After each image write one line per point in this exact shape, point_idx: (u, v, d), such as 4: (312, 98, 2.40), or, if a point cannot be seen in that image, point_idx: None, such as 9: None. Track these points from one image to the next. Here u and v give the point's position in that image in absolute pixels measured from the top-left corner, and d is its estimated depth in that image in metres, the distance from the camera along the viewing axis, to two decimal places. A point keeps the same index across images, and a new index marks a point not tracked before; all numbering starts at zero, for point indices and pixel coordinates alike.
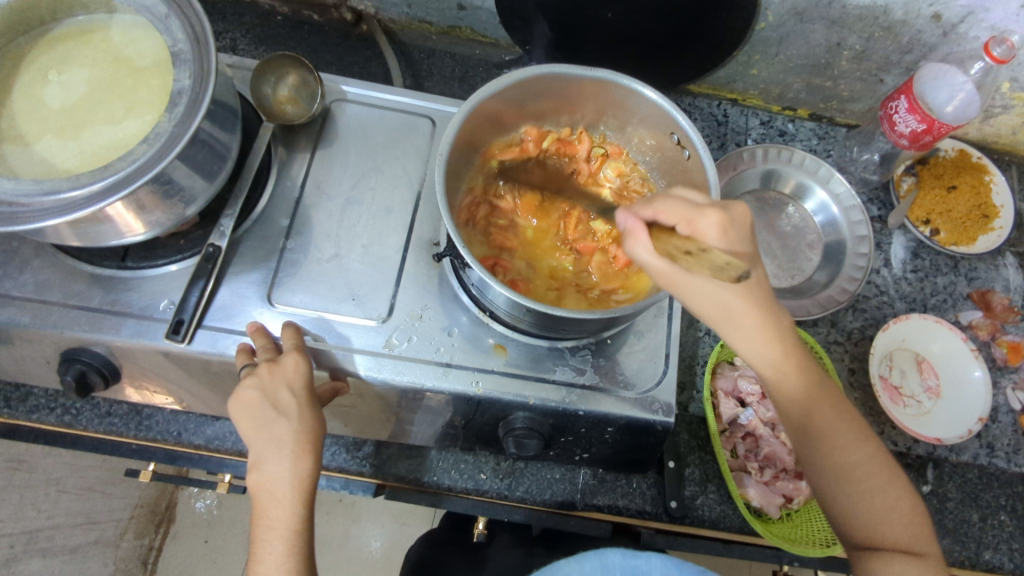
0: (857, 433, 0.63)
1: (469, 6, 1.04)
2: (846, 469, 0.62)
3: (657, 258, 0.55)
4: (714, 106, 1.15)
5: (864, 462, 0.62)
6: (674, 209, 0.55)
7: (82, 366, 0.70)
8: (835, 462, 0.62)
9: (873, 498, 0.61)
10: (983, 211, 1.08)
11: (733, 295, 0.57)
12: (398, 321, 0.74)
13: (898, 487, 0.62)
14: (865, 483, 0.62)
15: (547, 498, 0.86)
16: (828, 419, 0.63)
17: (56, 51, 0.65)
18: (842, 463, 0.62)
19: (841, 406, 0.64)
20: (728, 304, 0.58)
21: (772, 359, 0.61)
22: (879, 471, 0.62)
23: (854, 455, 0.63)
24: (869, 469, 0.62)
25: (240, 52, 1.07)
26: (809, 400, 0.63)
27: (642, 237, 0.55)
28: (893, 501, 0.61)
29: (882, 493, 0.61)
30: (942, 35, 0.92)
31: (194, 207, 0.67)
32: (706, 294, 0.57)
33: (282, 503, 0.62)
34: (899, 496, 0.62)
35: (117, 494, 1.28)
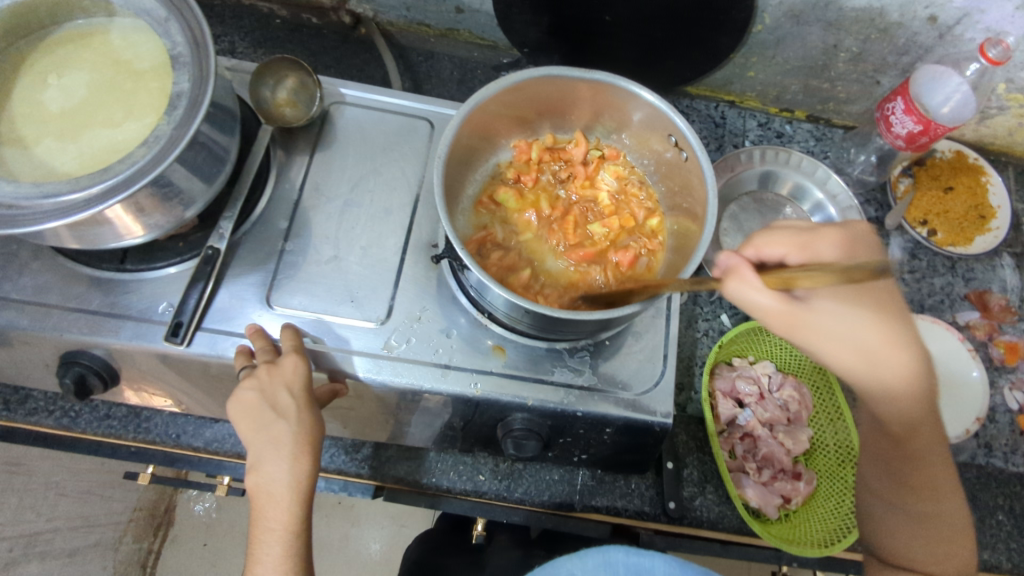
0: (948, 476, 0.73)
1: (467, 8, 1.04)
2: (926, 509, 0.72)
3: (775, 297, 0.55)
4: (712, 108, 1.15)
5: (948, 506, 0.72)
6: (777, 241, 0.60)
7: (81, 368, 0.70)
8: (924, 501, 0.73)
9: (934, 541, 0.71)
10: (980, 211, 1.09)
11: (858, 321, 0.61)
12: (396, 323, 0.74)
13: (965, 534, 0.72)
14: (942, 526, 0.72)
15: (546, 499, 0.86)
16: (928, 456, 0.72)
17: (56, 54, 0.66)
18: (924, 507, 0.72)
19: (941, 448, 0.72)
20: (862, 338, 0.61)
21: (898, 387, 0.66)
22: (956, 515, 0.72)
23: (939, 498, 0.72)
24: (945, 514, 0.72)
25: (238, 55, 1.07)
26: (918, 436, 0.71)
27: (749, 275, 0.54)
28: (952, 547, 0.71)
29: (950, 537, 0.71)
30: (938, 37, 0.93)
31: (193, 209, 0.68)
32: (837, 321, 0.60)
33: (280, 504, 0.62)
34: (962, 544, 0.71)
35: (116, 497, 1.28)
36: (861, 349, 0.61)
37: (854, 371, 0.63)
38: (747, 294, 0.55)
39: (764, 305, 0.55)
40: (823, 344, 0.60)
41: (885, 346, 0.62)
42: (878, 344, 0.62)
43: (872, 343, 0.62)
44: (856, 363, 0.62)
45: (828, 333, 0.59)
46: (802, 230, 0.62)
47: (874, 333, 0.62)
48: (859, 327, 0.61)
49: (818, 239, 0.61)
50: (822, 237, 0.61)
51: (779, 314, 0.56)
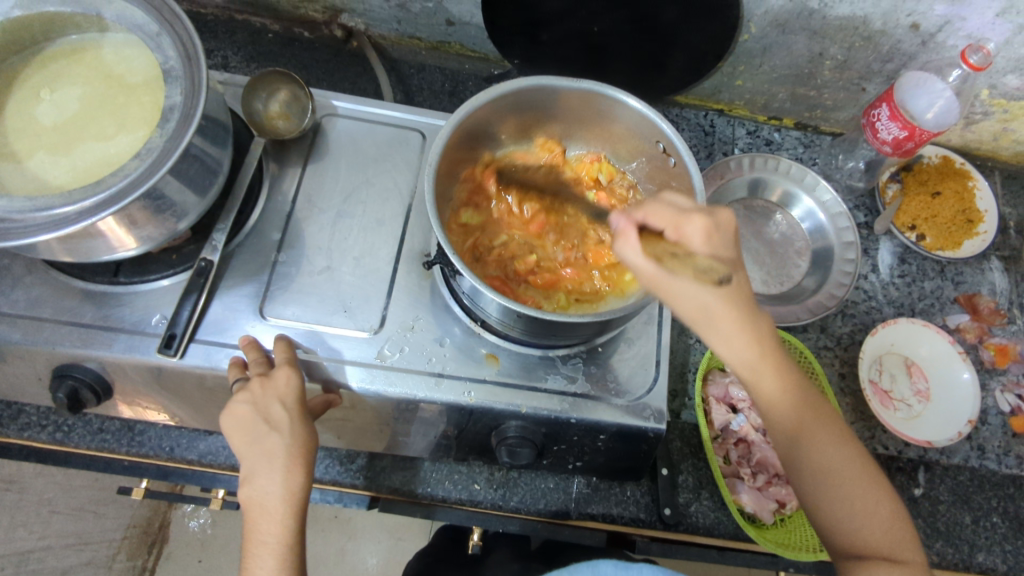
0: (835, 436, 0.63)
1: (458, 21, 1.06)
2: (827, 472, 0.62)
3: (647, 260, 0.54)
4: (701, 117, 1.17)
5: (840, 463, 0.62)
6: (659, 211, 0.56)
7: (74, 382, 0.70)
8: (814, 464, 0.62)
9: (847, 507, 0.61)
10: (968, 215, 1.10)
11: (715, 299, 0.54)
12: (389, 332, 0.75)
13: (876, 489, 0.62)
14: (845, 490, 0.62)
15: (542, 508, 0.86)
16: (808, 422, 0.63)
17: (49, 69, 0.66)
18: (823, 468, 0.62)
19: (820, 408, 0.64)
20: (708, 304, 0.55)
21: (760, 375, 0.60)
22: (858, 475, 0.63)
23: (833, 456, 0.62)
24: (852, 477, 0.62)
25: (231, 69, 1.08)
26: (793, 408, 0.62)
27: (633, 236, 0.54)
28: (875, 508, 0.62)
29: (861, 498, 0.61)
30: (921, 44, 0.94)
31: (185, 222, 0.68)
32: (688, 296, 0.54)
33: (273, 517, 0.62)
34: (882, 502, 0.62)
35: (110, 514, 1.27)
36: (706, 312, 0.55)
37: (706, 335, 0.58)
38: (626, 255, 0.55)
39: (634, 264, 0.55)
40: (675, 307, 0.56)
41: (728, 317, 0.56)
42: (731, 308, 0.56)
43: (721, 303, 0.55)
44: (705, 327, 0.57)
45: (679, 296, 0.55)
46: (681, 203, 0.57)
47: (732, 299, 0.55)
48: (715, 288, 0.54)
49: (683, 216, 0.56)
50: (689, 216, 0.56)
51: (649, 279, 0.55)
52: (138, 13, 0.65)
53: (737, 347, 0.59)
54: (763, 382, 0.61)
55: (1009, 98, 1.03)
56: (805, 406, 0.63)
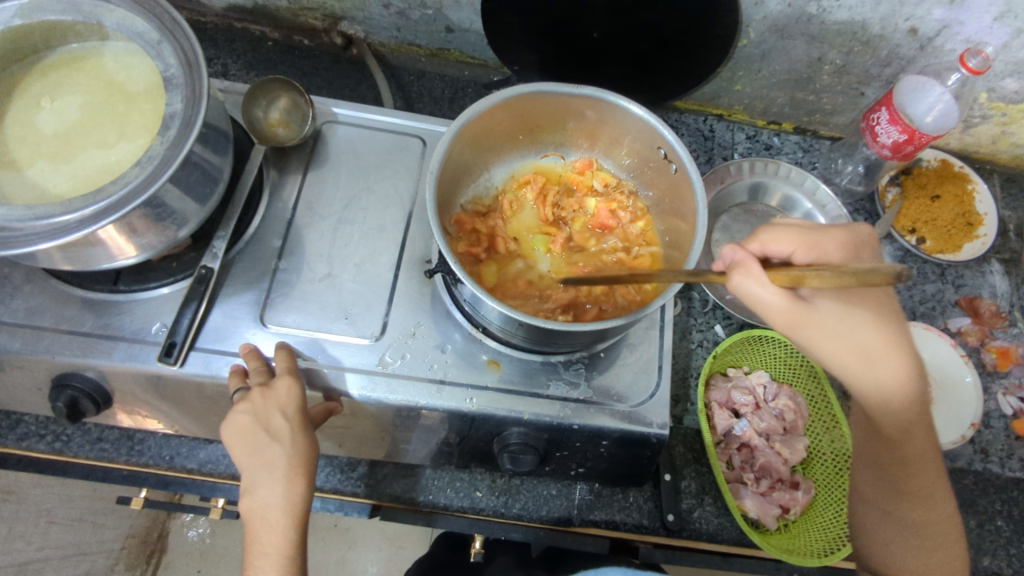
0: (938, 489, 0.73)
1: (458, 28, 1.06)
2: (922, 518, 0.72)
3: (780, 293, 0.55)
4: (700, 122, 1.17)
5: (939, 516, 0.73)
6: (783, 238, 0.60)
7: (73, 392, 0.70)
8: (914, 513, 0.72)
9: (930, 552, 0.71)
10: (967, 218, 1.10)
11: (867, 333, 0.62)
12: (390, 339, 0.74)
13: (959, 547, 0.72)
14: (934, 538, 0.72)
15: (544, 515, 0.86)
16: (919, 470, 0.72)
17: (49, 78, 0.66)
18: (921, 515, 0.72)
19: (933, 459, 0.72)
20: (860, 339, 0.62)
21: (893, 396, 0.66)
22: (950, 529, 0.73)
23: (931, 505, 0.72)
24: (941, 528, 0.72)
25: (231, 77, 1.08)
26: (914, 439, 0.70)
27: (755, 269, 0.54)
28: (953, 559, 0.71)
29: (944, 551, 0.72)
30: (919, 48, 0.95)
31: (186, 229, 0.68)
32: (835, 331, 0.60)
33: (274, 528, 0.61)
34: (959, 556, 0.72)
35: (108, 524, 1.25)
36: (858, 347, 0.62)
37: (853, 371, 0.64)
38: (751, 289, 0.55)
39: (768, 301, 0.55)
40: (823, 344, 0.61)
41: (883, 346, 0.63)
42: (876, 345, 0.63)
43: (870, 342, 0.62)
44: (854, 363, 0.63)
45: (831, 331, 0.60)
46: (803, 228, 0.62)
47: (875, 334, 0.62)
48: (854, 328, 0.61)
49: (823, 238, 0.61)
50: (827, 238, 0.61)
51: (788, 314, 0.57)
52: (139, 21, 0.65)
53: (885, 380, 0.65)
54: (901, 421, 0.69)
55: (1008, 101, 1.04)
56: (924, 446, 0.71)
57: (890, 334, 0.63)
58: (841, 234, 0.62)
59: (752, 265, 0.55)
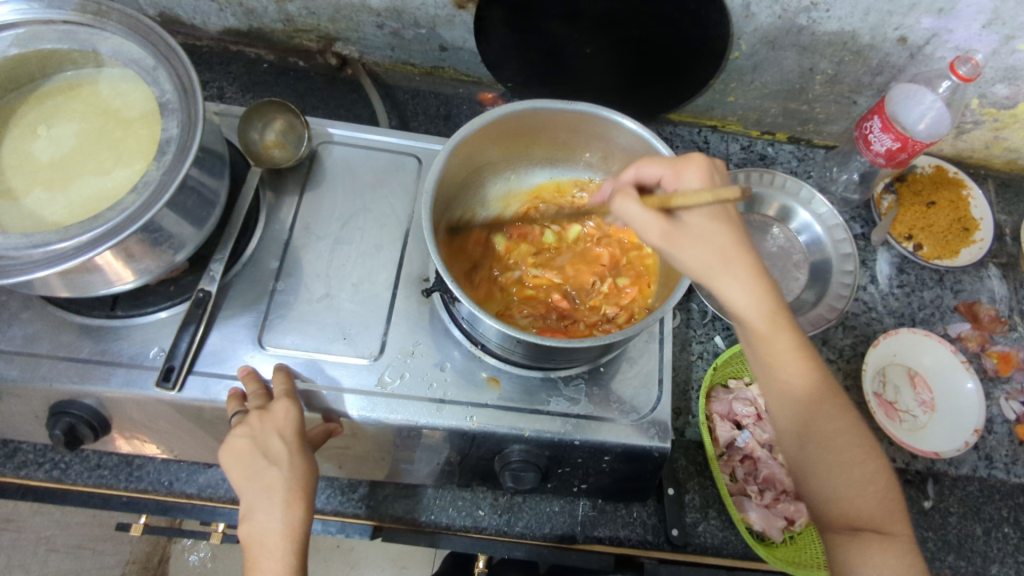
0: (835, 407, 0.64)
1: (451, 47, 1.07)
2: (827, 437, 0.64)
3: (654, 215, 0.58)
4: (695, 134, 1.17)
5: (843, 435, 0.64)
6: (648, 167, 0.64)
7: (71, 418, 0.69)
8: (816, 433, 0.64)
9: (850, 469, 0.64)
10: (963, 224, 1.10)
11: (722, 239, 0.60)
12: (390, 358, 0.74)
13: (875, 464, 0.65)
14: (848, 455, 0.64)
15: (547, 532, 0.85)
16: (811, 399, 0.64)
17: (45, 106, 0.67)
18: (822, 433, 0.64)
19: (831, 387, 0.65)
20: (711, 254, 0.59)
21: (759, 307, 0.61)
22: (862, 448, 0.65)
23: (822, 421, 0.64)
24: (850, 442, 0.64)
25: (227, 99, 1.09)
26: (794, 364, 0.63)
27: (633, 194, 0.59)
28: (870, 476, 0.64)
29: (859, 467, 0.64)
30: (910, 57, 0.95)
31: (183, 253, 0.68)
32: (699, 244, 0.59)
33: (274, 554, 0.60)
34: (875, 467, 0.64)
35: (109, 550, 1.25)
36: (720, 251, 0.59)
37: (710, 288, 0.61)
38: (628, 210, 0.59)
39: (638, 220, 0.59)
40: (687, 254, 0.59)
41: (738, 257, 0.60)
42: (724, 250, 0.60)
43: (726, 245, 0.60)
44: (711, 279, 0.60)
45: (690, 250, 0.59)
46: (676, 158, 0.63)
47: (726, 244, 0.60)
48: (710, 239, 0.59)
49: (682, 164, 0.61)
50: (689, 162, 0.61)
51: (656, 231, 0.58)
52: (134, 48, 0.66)
53: (748, 293, 0.60)
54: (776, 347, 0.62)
55: (1000, 107, 1.04)
56: (826, 393, 0.64)
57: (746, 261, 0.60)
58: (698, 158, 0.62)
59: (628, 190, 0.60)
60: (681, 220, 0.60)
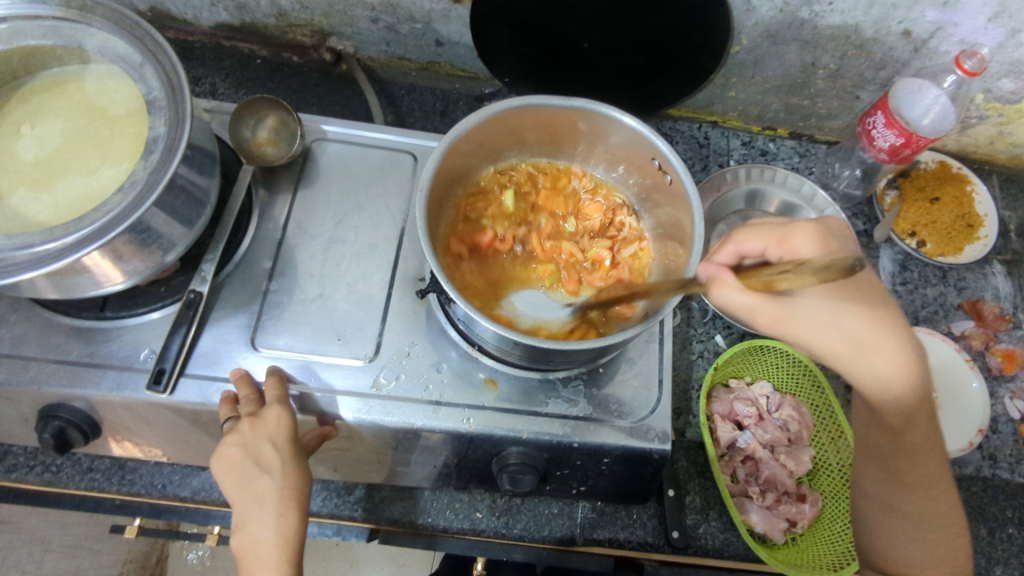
0: (940, 486, 0.73)
1: (447, 41, 1.05)
2: (918, 510, 0.73)
3: (756, 297, 0.52)
4: (695, 130, 1.16)
5: (937, 511, 0.73)
6: (752, 236, 0.58)
7: (61, 422, 0.68)
8: (915, 507, 0.72)
9: (935, 546, 0.72)
10: (967, 220, 1.09)
11: (857, 323, 0.60)
12: (385, 359, 0.73)
13: (960, 539, 0.73)
14: (933, 530, 0.72)
15: (546, 535, 0.84)
16: (920, 468, 0.71)
17: (29, 104, 0.65)
18: (919, 508, 0.73)
19: (939, 458, 0.72)
20: (856, 335, 0.61)
21: (899, 394, 0.65)
22: (951, 522, 0.73)
23: (921, 495, 0.72)
24: (943, 518, 0.73)
25: (219, 96, 1.07)
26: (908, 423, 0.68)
27: (730, 279, 0.53)
28: (950, 552, 0.72)
29: (947, 544, 0.72)
30: (914, 51, 0.94)
31: (173, 253, 0.66)
32: (816, 322, 0.58)
33: (267, 564, 0.59)
34: (959, 547, 0.73)
35: (105, 550, 1.25)
36: (848, 340, 0.60)
37: (855, 366, 0.62)
38: (728, 297, 0.53)
39: (744, 307, 0.53)
40: (808, 336, 0.58)
41: (883, 335, 0.62)
42: (867, 335, 0.61)
43: (859, 330, 0.61)
44: (850, 354, 0.61)
45: (817, 329, 0.58)
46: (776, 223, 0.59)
47: (869, 325, 0.61)
48: (848, 318, 0.60)
49: (794, 232, 0.58)
50: (797, 230, 0.58)
51: (768, 314, 0.53)
52: (120, 44, 0.64)
53: (891, 370, 0.63)
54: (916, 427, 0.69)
55: (1004, 101, 1.03)
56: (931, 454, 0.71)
57: (889, 327, 0.62)
58: (813, 227, 0.59)
59: (725, 277, 0.53)
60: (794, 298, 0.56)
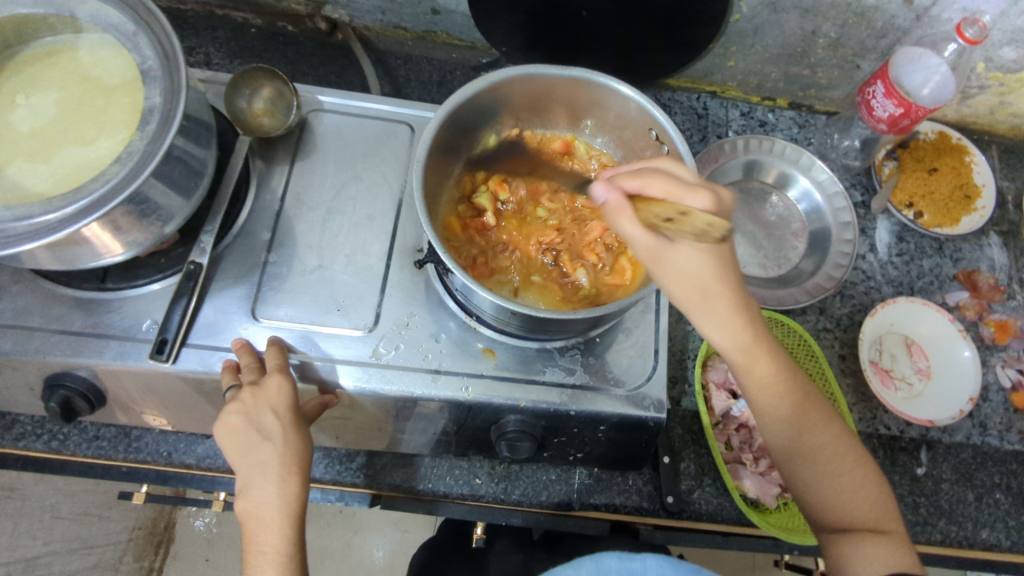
0: (826, 417, 0.66)
1: (443, 10, 1.04)
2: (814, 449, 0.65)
3: (646, 232, 0.55)
4: (694, 100, 1.15)
5: (831, 444, 0.65)
6: (660, 184, 0.54)
7: (66, 391, 0.69)
8: (806, 444, 0.65)
9: (837, 479, 0.64)
10: (965, 191, 1.09)
11: (706, 277, 0.59)
12: (385, 330, 0.74)
13: (864, 470, 0.65)
14: (832, 465, 0.64)
15: (544, 500, 0.86)
16: (800, 408, 0.66)
17: (23, 74, 0.65)
18: (814, 447, 0.65)
19: (811, 393, 0.67)
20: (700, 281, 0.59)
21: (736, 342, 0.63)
22: (848, 454, 0.65)
23: (815, 435, 0.65)
24: (839, 451, 0.65)
25: (214, 66, 1.06)
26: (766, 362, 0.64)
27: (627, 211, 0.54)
28: (859, 481, 0.64)
29: (849, 475, 0.64)
30: (915, 19, 0.93)
31: (172, 224, 0.67)
32: (684, 271, 0.58)
33: (271, 527, 0.61)
34: (866, 475, 0.65)
35: (114, 517, 1.33)
36: (698, 288, 0.59)
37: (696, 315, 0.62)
38: (624, 226, 0.55)
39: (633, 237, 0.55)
40: (668, 279, 0.59)
41: (722, 289, 0.60)
42: (714, 283, 0.59)
43: (711, 282, 0.59)
44: (695, 302, 0.60)
45: (677, 274, 0.58)
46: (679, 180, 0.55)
47: (717, 280, 0.59)
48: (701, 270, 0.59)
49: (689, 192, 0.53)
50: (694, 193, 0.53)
51: (644, 248, 0.56)
52: (113, 13, 0.64)
53: (728, 329, 0.62)
54: (756, 363, 0.64)
55: (1006, 70, 1.02)
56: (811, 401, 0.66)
57: (731, 287, 0.60)
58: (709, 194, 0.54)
59: (623, 205, 0.54)
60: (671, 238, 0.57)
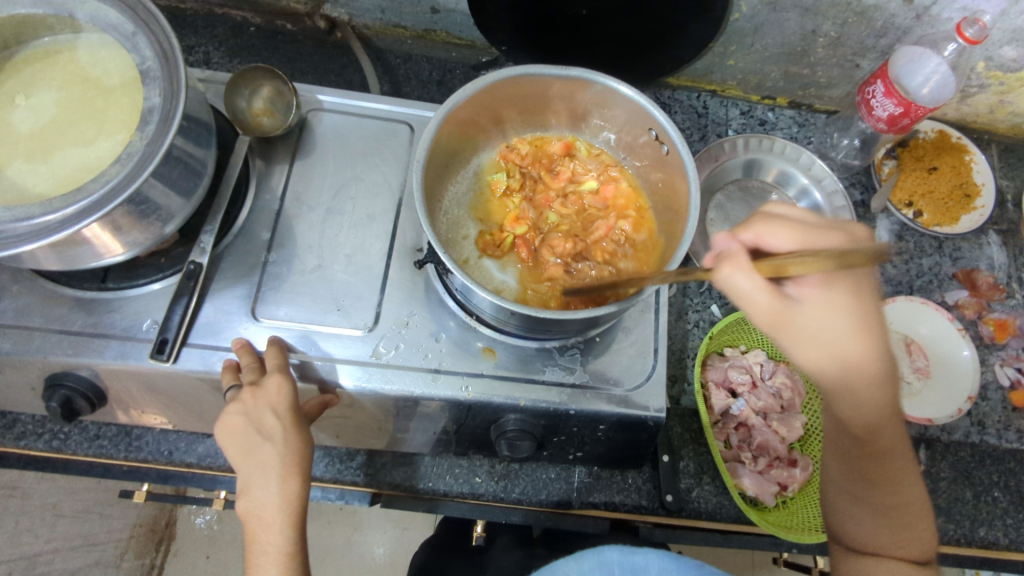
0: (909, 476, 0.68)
1: (443, 9, 1.04)
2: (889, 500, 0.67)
3: (766, 288, 0.50)
4: (693, 98, 1.15)
5: (906, 498, 0.68)
6: (784, 233, 0.54)
7: (67, 391, 0.69)
8: (884, 495, 0.67)
9: (899, 525, 0.66)
10: (965, 190, 1.09)
11: (847, 341, 0.55)
12: (384, 329, 0.74)
13: (925, 524, 0.67)
14: (901, 514, 0.67)
15: (544, 499, 0.86)
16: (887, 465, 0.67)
17: (23, 74, 0.65)
18: (888, 496, 0.67)
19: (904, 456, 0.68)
20: (839, 350, 0.55)
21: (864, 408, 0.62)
22: (915, 508, 0.68)
23: (895, 487, 0.67)
24: (909, 504, 0.68)
25: (213, 65, 1.06)
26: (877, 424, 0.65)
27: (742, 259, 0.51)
28: (916, 531, 0.67)
29: (910, 526, 0.67)
30: (915, 18, 0.93)
31: (172, 225, 0.67)
32: (817, 333, 0.54)
33: (272, 527, 0.61)
34: (924, 527, 0.67)
35: (115, 514, 1.32)
36: (840, 360, 0.56)
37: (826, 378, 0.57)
38: (734, 280, 0.51)
39: (748, 291, 0.50)
40: (799, 345, 0.54)
41: (864, 360, 0.56)
42: (851, 352, 0.56)
43: (848, 351, 0.55)
44: (832, 368, 0.56)
45: (809, 334, 0.54)
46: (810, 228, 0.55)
47: (858, 348, 0.56)
48: (840, 335, 0.55)
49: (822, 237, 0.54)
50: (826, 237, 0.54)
51: (766, 307, 0.51)
52: (111, 13, 0.63)
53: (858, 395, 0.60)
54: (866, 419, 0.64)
55: (1006, 69, 1.02)
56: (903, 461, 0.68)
57: (872, 356, 0.56)
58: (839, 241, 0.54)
59: (737, 256, 0.51)
60: (794, 297, 0.54)
